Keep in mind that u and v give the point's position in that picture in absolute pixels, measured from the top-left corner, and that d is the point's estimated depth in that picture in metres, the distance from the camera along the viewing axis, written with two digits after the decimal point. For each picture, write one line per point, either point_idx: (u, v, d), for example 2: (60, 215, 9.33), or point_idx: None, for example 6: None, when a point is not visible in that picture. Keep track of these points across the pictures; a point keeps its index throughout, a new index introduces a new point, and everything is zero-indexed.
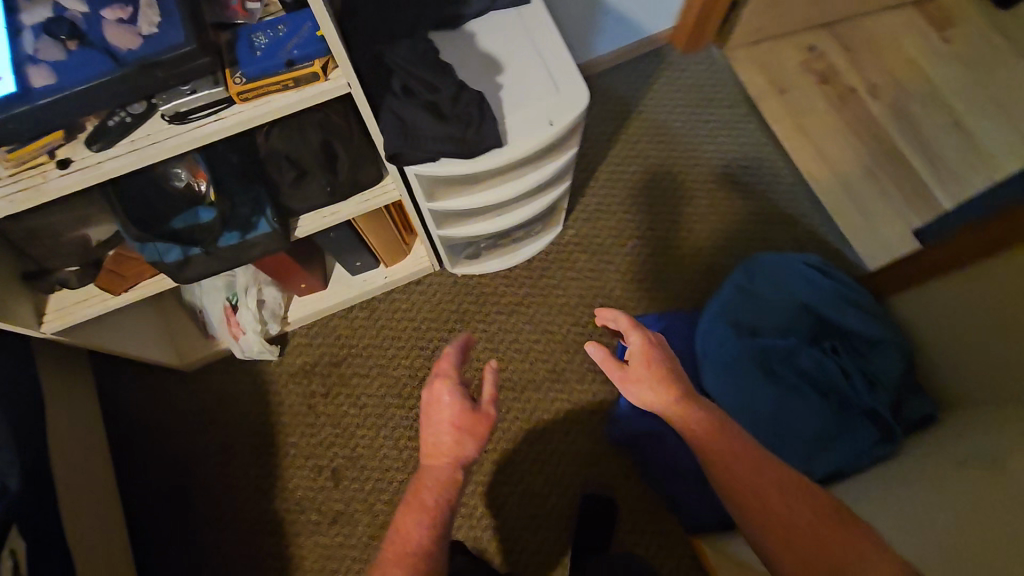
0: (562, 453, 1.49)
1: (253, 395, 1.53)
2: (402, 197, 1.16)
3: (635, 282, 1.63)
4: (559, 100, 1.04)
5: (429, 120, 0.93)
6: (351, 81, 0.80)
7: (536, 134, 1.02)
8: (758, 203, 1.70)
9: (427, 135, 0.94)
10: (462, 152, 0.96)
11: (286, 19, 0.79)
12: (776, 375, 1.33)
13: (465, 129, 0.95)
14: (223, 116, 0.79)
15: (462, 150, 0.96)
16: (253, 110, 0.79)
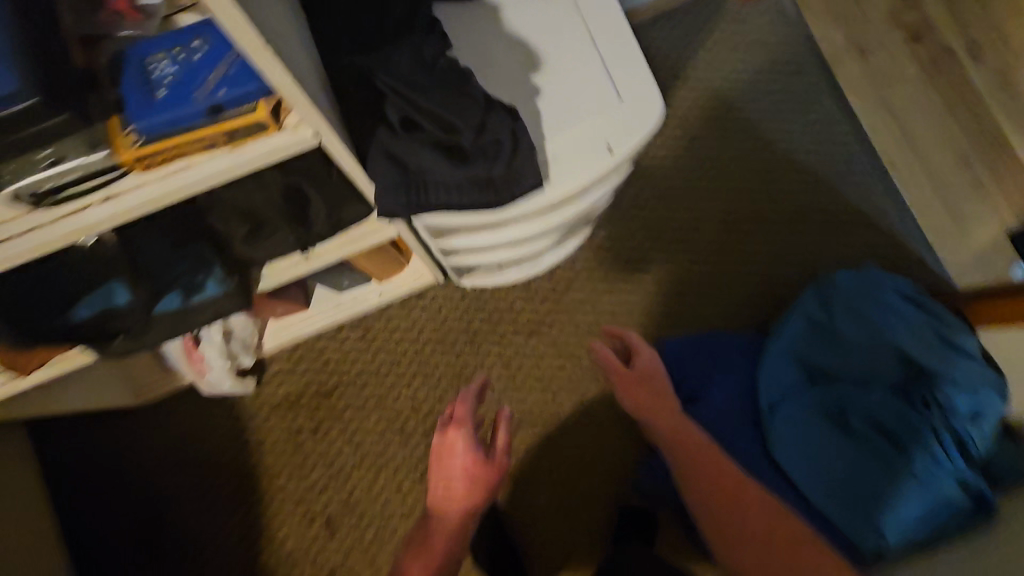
0: (591, 500, 1.30)
1: (228, 432, 1.30)
2: (402, 232, 0.87)
3: (678, 294, 1.36)
4: (621, 113, 0.74)
5: (440, 159, 0.65)
6: (318, 132, 0.58)
7: (588, 167, 0.73)
8: (830, 197, 1.40)
9: (435, 183, 0.66)
10: (480, 202, 0.68)
11: (200, 35, 0.55)
12: (855, 428, 1.11)
13: (491, 166, 0.67)
14: (134, 185, 0.59)
15: (481, 200, 0.68)
16: (173, 176, 0.59)
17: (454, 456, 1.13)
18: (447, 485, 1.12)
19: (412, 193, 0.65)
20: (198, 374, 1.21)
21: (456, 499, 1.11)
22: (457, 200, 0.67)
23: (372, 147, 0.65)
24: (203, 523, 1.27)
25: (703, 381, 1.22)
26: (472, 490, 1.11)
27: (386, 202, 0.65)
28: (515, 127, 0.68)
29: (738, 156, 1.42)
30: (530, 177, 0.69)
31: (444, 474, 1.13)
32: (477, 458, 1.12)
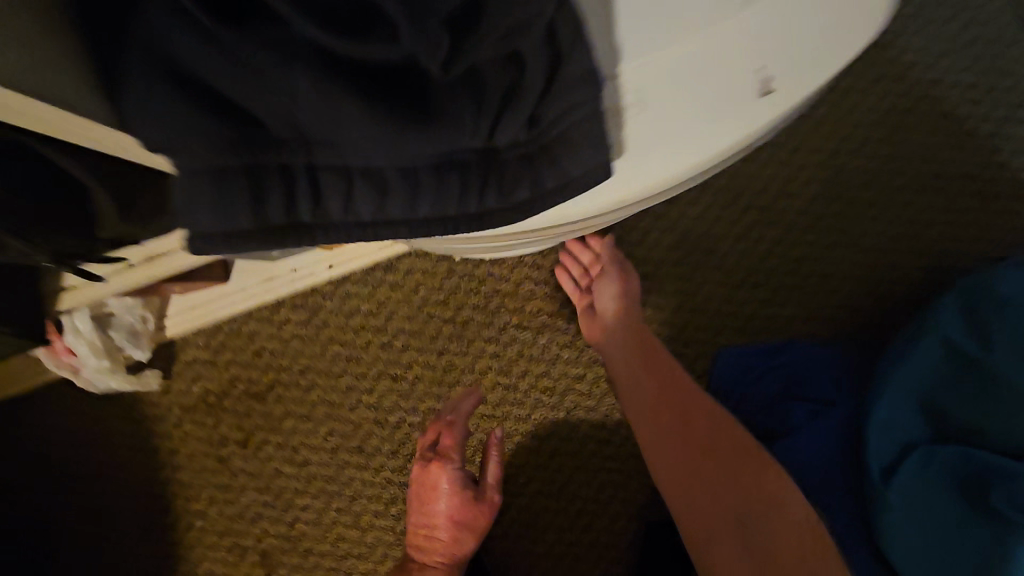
0: (609, 549, 0.97)
1: (127, 438, 0.98)
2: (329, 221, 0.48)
3: (748, 288, 0.97)
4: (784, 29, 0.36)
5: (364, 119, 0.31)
6: None
7: (706, 138, 0.39)
8: (982, 159, 0.97)
9: (364, 178, 0.34)
10: (454, 215, 0.37)
11: None
12: (994, 509, 0.74)
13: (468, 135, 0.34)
14: None
15: (452, 212, 0.37)
16: None
17: (437, 499, 0.89)
18: (429, 531, 0.89)
19: (311, 202, 0.34)
20: (69, 370, 0.87)
21: (442, 546, 0.88)
22: (410, 213, 0.36)
23: (219, 98, 0.31)
24: (99, 554, 0.96)
25: (765, 417, 0.89)
26: (458, 533, 0.88)
27: (243, 219, 0.33)
28: (556, 64, 0.33)
29: (854, 90, 0.98)
30: (587, 166, 0.36)
31: (426, 519, 0.89)
32: (463, 498, 0.88)
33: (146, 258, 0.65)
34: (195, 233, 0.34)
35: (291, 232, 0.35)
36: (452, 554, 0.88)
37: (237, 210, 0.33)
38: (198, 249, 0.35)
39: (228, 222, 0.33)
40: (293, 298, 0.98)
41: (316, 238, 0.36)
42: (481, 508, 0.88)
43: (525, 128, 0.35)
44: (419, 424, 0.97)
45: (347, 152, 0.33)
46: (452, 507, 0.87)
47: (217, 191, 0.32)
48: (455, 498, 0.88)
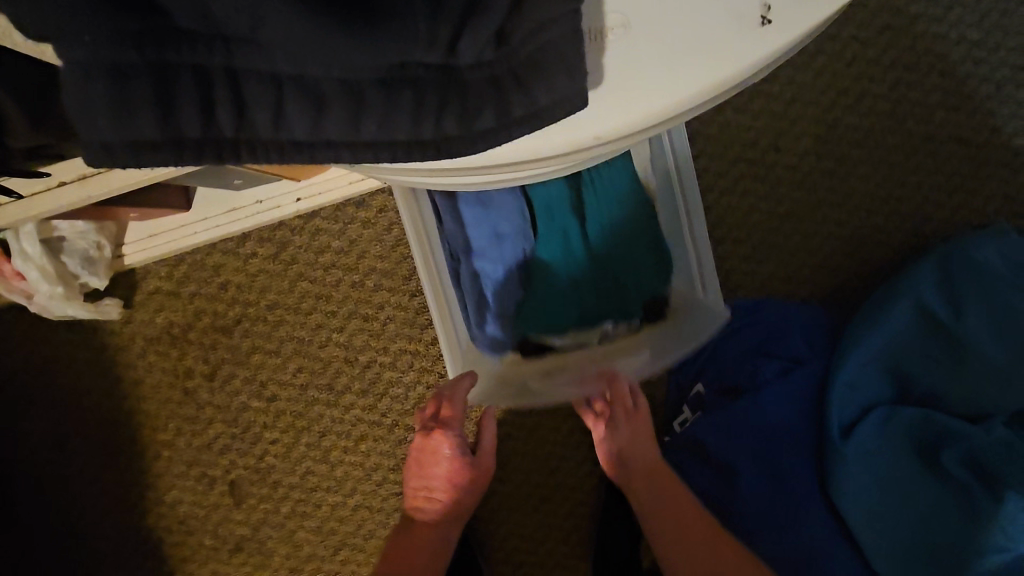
0: (573, 489, 0.99)
1: (90, 365, 0.96)
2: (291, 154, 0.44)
3: (729, 243, 0.95)
4: None
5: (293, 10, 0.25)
6: None
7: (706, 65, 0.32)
8: (977, 121, 0.94)
9: (296, 86, 0.28)
10: (403, 138, 0.31)
11: None
12: (947, 470, 0.79)
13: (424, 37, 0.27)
14: None
15: (401, 137, 0.31)
16: None
17: (436, 462, 0.85)
18: (428, 494, 0.86)
19: (232, 114, 0.28)
20: (22, 296, 0.84)
21: (438, 510, 0.86)
22: (352, 133, 0.30)
23: None
24: (65, 478, 0.96)
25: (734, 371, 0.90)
26: (454, 498, 0.86)
27: (151, 129, 0.27)
28: None
29: (855, 41, 0.94)
30: (560, 96, 0.30)
31: (425, 481, 0.86)
32: (459, 464, 0.85)
33: (82, 176, 0.51)
34: (96, 145, 0.28)
35: (211, 148, 0.29)
36: (450, 515, 0.86)
37: (142, 117, 0.27)
38: (99, 164, 0.29)
39: (133, 132, 0.27)
40: (261, 231, 0.94)
41: (238, 156, 0.30)
42: (476, 474, 0.86)
43: (492, 45, 0.29)
44: (390, 364, 0.96)
45: (275, 56, 0.27)
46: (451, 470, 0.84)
47: (119, 94, 0.26)
48: (455, 461, 0.84)
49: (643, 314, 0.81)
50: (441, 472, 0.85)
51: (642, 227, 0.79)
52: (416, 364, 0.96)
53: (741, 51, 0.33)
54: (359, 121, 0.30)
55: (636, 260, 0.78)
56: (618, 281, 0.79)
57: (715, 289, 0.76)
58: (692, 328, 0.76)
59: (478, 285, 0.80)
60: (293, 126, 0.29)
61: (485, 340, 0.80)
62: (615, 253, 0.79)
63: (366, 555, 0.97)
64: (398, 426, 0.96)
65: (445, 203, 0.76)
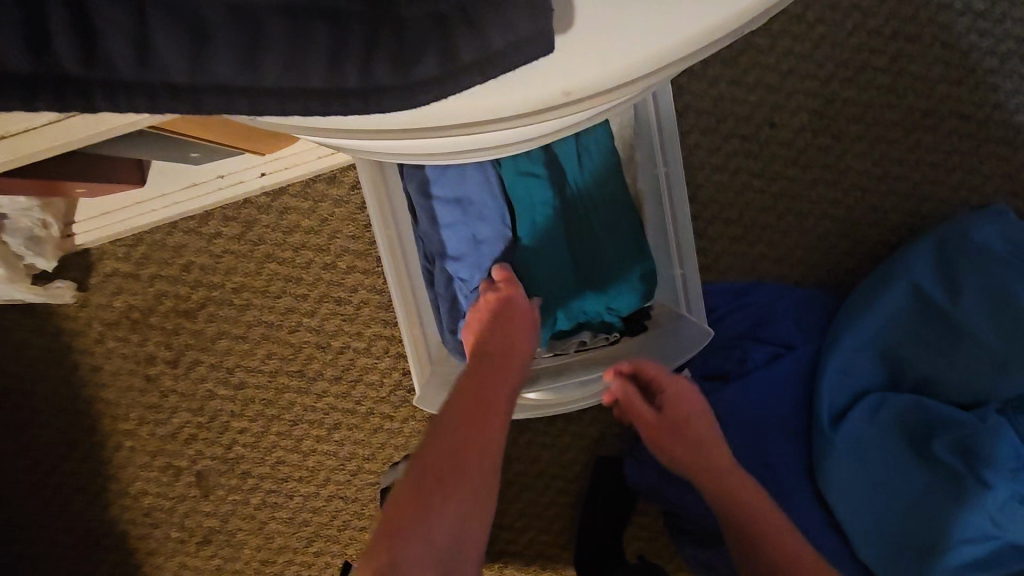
0: (555, 477, 0.96)
1: (45, 350, 0.90)
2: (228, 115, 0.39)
3: (720, 224, 0.91)
4: None
5: None
6: None
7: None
8: (978, 97, 0.90)
9: (166, 16, 0.20)
10: (318, 88, 0.23)
11: None
12: (937, 457, 0.76)
13: None
14: None
15: (316, 85, 0.22)
16: None
17: (508, 319, 0.63)
18: (492, 350, 0.61)
19: (87, 49, 0.20)
20: None
21: (480, 404, 0.55)
22: (249, 77, 0.22)
23: None
24: (21, 469, 0.92)
25: (723, 357, 0.87)
26: (503, 387, 0.58)
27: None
28: None
29: (855, 10, 0.89)
30: (517, 33, 0.22)
31: (488, 343, 0.61)
32: (516, 313, 0.64)
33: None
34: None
35: (57, 91, 0.21)
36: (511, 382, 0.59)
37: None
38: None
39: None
40: (226, 209, 0.89)
41: (96, 107, 0.22)
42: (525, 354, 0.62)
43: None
44: (364, 350, 0.91)
45: None
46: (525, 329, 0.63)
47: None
48: (525, 321, 0.64)
49: (624, 327, 0.73)
50: (512, 334, 0.62)
51: (629, 228, 0.72)
52: (393, 350, 0.92)
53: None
54: (260, 61, 0.21)
55: (622, 265, 0.71)
56: (603, 286, 0.71)
57: (699, 307, 0.70)
58: (679, 342, 0.70)
59: (452, 291, 0.71)
60: (170, 67, 0.21)
61: (453, 348, 0.71)
62: (599, 257, 0.71)
63: (341, 546, 0.94)
64: (374, 415, 0.92)
65: (420, 198, 0.69)
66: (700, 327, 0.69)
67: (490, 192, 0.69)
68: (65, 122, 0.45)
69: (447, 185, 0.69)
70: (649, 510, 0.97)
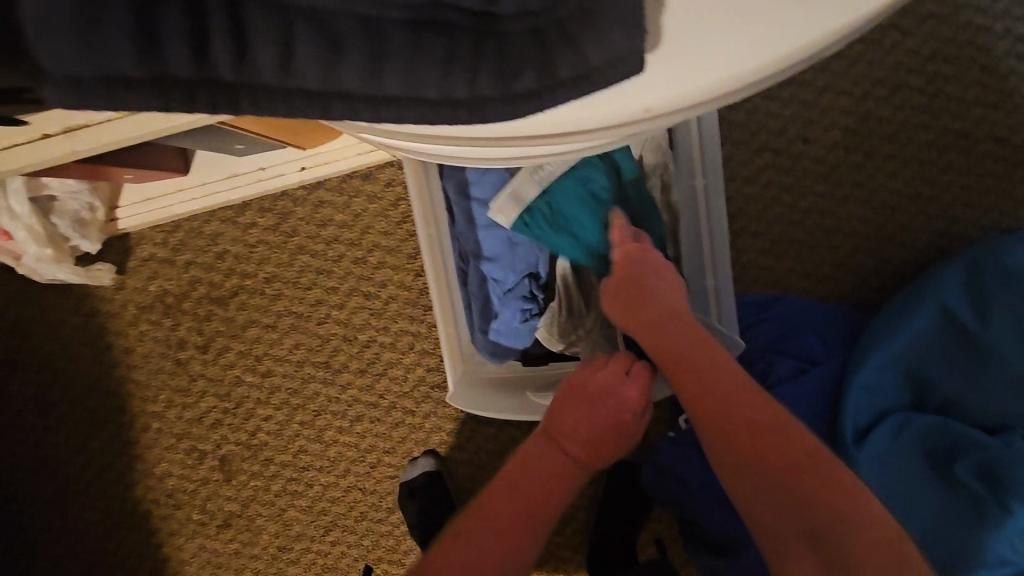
0: None
1: (80, 331, 0.92)
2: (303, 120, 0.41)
3: (748, 236, 0.91)
4: None
5: None
6: None
7: (785, 28, 0.26)
8: (1014, 121, 0.90)
9: (308, 27, 0.22)
10: (430, 98, 0.24)
11: None
12: (961, 480, 0.77)
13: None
14: None
15: (429, 94, 0.24)
16: None
17: (608, 407, 0.58)
18: (575, 434, 0.57)
19: (236, 49, 0.22)
20: (10, 257, 0.81)
21: (531, 500, 0.56)
22: (369, 85, 0.23)
23: None
24: (51, 446, 0.94)
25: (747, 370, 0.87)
26: (557, 487, 0.57)
27: (132, 65, 0.21)
28: None
29: (894, 29, 0.90)
30: (614, 55, 0.24)
31: (576, 425, 0.58)
32: (622, 412, 0.59)
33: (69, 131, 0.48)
34: (70, 82, 0.21)
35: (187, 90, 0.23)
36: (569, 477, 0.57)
37: (121, 48, 0.21)
38: (69, 103, 0.22)
39: (112, 69, 0.21)
40: (262, 200, 0.91)
41: (241, 108, 0.24)
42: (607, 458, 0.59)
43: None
44: (390, 344, 0.93)
45: None
46: (619, 425, 0.59)
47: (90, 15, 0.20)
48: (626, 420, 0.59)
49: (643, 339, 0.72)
50: (603, 428, 0.58)
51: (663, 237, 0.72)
52: (418, 346, 0.93)
53: (809, 28, 0.26)
54: (382, 70, 0.23)
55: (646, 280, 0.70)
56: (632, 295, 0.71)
57: (731, 319, 0.68)
58: None
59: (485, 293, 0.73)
60: (300, 70, 0.23)
61: (484, 348, 0.73)
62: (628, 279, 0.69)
63: (358, 536, 0.96)
64: (396, 409, 0.94)
65: (458, 199, 0.71)
66: (729, 340, 0.67)
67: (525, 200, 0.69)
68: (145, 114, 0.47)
69: (486, 187, 0.70)
70: (663, 517, 0.97)
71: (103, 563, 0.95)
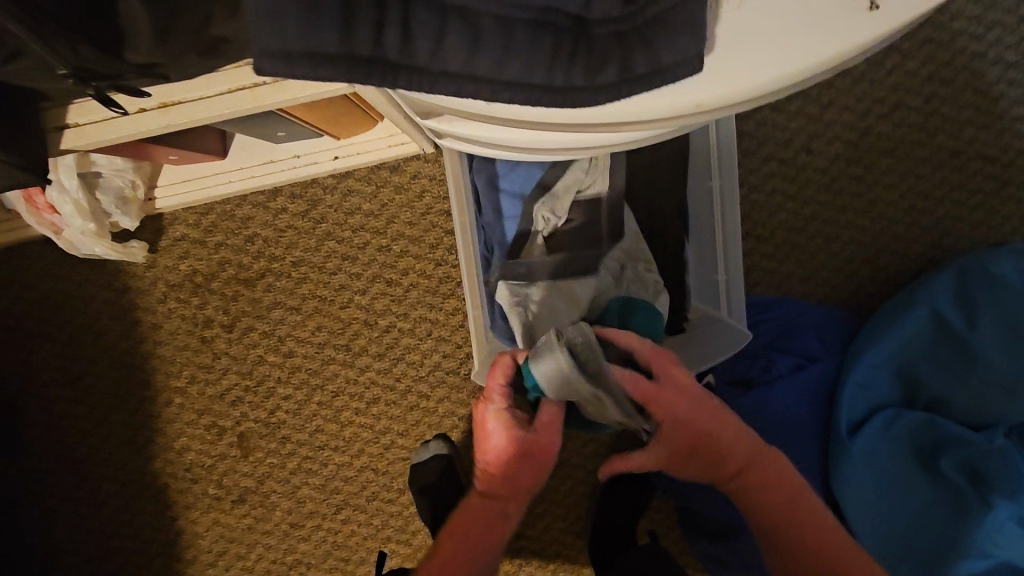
0: (575, 466, 1.01)
1: (111, 306, 0.96)
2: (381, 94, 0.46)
3: (752, 240, 0.97)
4: None
5: None
6: None
7: (814, 42, 0.31)
8: (1003, 142, 0.96)
9: (457, 20, 0.27)
10: (537, 85, 0.29)
11: None
12: (944, 474, 0.82)
13: None
14: None
15: (536, 81, 0.28)
16: None
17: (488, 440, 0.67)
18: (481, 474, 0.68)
19: (403, 36, 0.27)
20: (51, 230, 0.84)
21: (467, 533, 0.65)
22: (492, 71, 0.28)
23: None
24: (76, 417, 0.97)
25: (749, 366, 0.92)
26: (487, 527, 0.66)
27: (331, 42, 0.26)
28: None
29: (895, 51, 0.96)
30: (684, 58, 0.28)
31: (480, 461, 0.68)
32: (499, 436, 0.66)
33: (163, 104, 0.53)
34: (274, 54, 0.26)
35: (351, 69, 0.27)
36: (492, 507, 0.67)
37: (327, 30, 0.26)
38: (262, 69, 0.26)
39: (314, 46, 0.26)
40: (293, 187, 0.95)
41: (399, 85, 0.28)
42: (540, 481, 0.69)
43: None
44: (408, 331, 0.97)
45: None
46: (501, 444, 0.66)
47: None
48: (503, 437, 0.65)
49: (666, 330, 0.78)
50: (492, 452, 0.66)
51: (677, 236, 0.77)
52: (435, 333, 0.97)
53: (835, 42, 0.31)
54: (505, 59, 0.27)
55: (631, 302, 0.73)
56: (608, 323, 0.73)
57: (739, 313, 0.73)
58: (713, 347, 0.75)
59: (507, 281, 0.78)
60: (448, 55, 0.27)
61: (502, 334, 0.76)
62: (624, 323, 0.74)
63: (368, 515, 0.99)
64: (412, 392, 0.97)
65: (487, 190, 0.76)
66: (744, 333, 0.71)
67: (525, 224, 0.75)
68: (234, 95, 0.53)
69: (514, 180, 0.75)
70: (662, 506, 1.02)
71: (121, 534, 0.98)
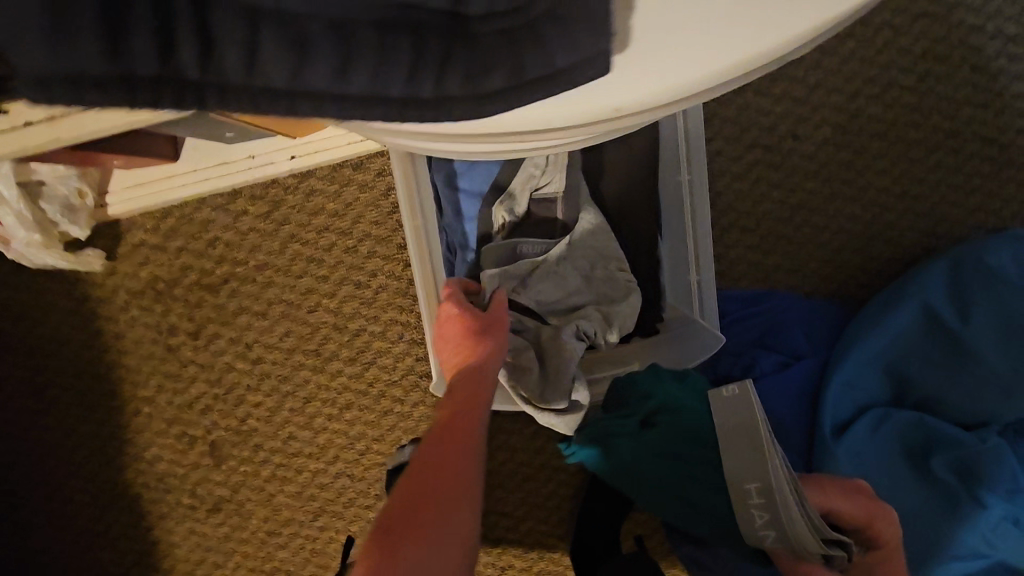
0: (557, 467, 0.99)
1: (72, 316, 0.93)
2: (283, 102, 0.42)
3: (736, 232, 0.92)
4: None
5: None
6: None
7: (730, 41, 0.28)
8: (1002, 121, 0.91)
9: (275, 27, 0.22)
10: (396, 97, 0.25)
11: None
12: (933, 474, 0.79)
13: None
14: None
15: (395, 94, 0.25)
16: None
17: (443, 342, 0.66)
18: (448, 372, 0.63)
19: (203, 51, 0.22)
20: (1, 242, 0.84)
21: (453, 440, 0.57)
22: (334, 84, 0.24)
23: None
24: (44, 429, 0.95)
25: (732, 365, 0.88)
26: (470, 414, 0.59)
27: (93, 60, 0.21)
28: None
29: (886, 27, 0.90)
30: (584, 56, 0.26)
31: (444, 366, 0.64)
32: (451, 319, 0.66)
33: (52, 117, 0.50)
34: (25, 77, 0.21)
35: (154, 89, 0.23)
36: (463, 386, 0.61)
37: (85, 46, 0.21)
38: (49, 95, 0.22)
39: (72, 66, 0.21)
40: (253, 188, 0.91)
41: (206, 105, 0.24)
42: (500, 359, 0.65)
43: None
44: (379, 334, 0.93)
45: None
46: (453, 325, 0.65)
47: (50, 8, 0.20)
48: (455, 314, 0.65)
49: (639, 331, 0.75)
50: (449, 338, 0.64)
51: (649, 233, 0.73)
52: (407, 335, 0.93)
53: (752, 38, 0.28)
54: (348, 68, 0.24)
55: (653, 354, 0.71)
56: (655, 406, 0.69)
57: (713, 314, 0.71)
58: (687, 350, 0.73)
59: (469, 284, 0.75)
60: (268, 65, 0.23)
61: None
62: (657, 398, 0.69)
63: (346, 522, 0.97)
64: (385, 397, 0.94)
65: (446, 190, 0.73)
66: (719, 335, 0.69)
67: (484, 227, 0.73)
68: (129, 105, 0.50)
69: (474, 179, 0.72)
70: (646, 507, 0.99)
71: (94, 547, 0.96)
